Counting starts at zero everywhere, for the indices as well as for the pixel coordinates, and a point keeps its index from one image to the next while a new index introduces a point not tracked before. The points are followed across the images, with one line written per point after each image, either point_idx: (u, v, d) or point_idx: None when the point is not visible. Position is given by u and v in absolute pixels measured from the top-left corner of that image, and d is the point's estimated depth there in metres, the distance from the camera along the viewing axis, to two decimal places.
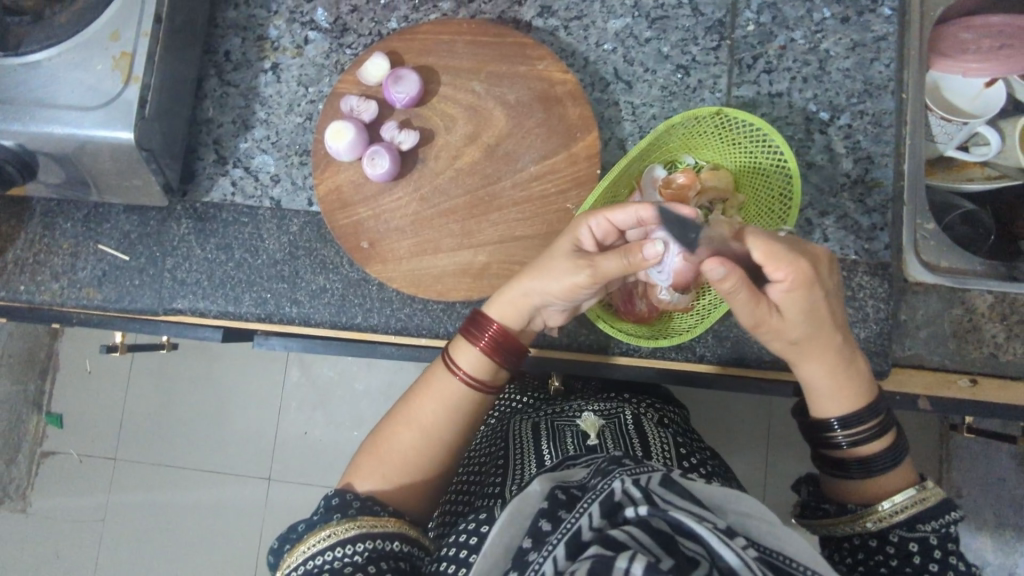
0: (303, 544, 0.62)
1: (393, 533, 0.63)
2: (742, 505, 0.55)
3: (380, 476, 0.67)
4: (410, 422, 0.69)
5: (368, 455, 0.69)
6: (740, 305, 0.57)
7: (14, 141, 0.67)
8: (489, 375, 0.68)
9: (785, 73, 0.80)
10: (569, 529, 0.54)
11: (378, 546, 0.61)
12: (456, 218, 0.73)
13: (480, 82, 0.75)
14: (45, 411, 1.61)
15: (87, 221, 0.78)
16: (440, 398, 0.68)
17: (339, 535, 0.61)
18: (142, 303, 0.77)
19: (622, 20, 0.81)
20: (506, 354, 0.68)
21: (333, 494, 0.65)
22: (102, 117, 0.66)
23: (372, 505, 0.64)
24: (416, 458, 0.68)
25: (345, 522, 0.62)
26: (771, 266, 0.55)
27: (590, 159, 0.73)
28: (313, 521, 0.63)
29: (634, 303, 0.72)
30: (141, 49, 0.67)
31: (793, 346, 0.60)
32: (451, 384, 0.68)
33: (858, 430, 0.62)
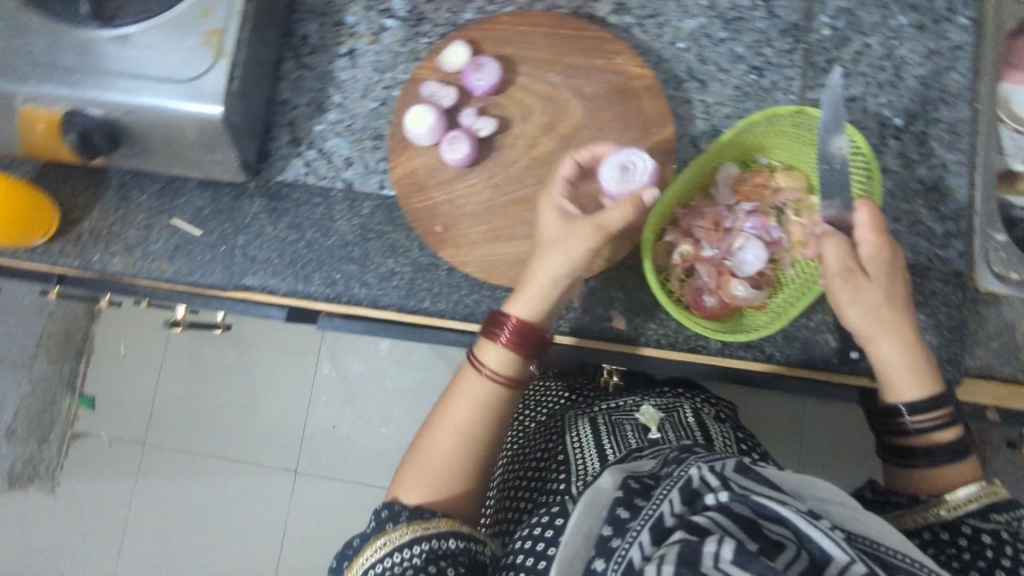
0: (362, 556, 0.62)
1: (446, 532, 0.62)
2: (819, 490, 0.53)
3: (422, 483, 0.67)
4: (446, 425, 0.69)
5: (410, 464, 0.69)
6: (835, 249, 0.64)
7: (104, 111, 0.69)
8: (516, 369, 0.69)
9: (859, 78, 0.80)
10: (649, 516, 0.53)
11: (434, 546, 0.61)
12: (529, 206, 0.73)
13: (557, 74, 0.75)
14: (78, 392, 1.60)
15: (161, 196, 0.79)
16: (470, 398, 0.69)
17: (392, 543, 0.61)
18: (212, 278, 0.77)
19: (697, 20, 0.82)
20: (528, 346, 0.68)
21: (383, 506, 0.66)
22: (193, 90, 0.67)
23: (422, 511, 0.64)
24: (454, 460, 0.68)
25: (398, 528, 0.62)
26: (871, 232, 0.63)
27: (666, 154, 0.73)
28: (368, 534, 0.64)
29: (704, 299, 0.73)
30: (231, 27, 0.68)
31: (878, 313, 0.64)
32: (479, 384, 0.69)
33: (926, 419, 0.63)
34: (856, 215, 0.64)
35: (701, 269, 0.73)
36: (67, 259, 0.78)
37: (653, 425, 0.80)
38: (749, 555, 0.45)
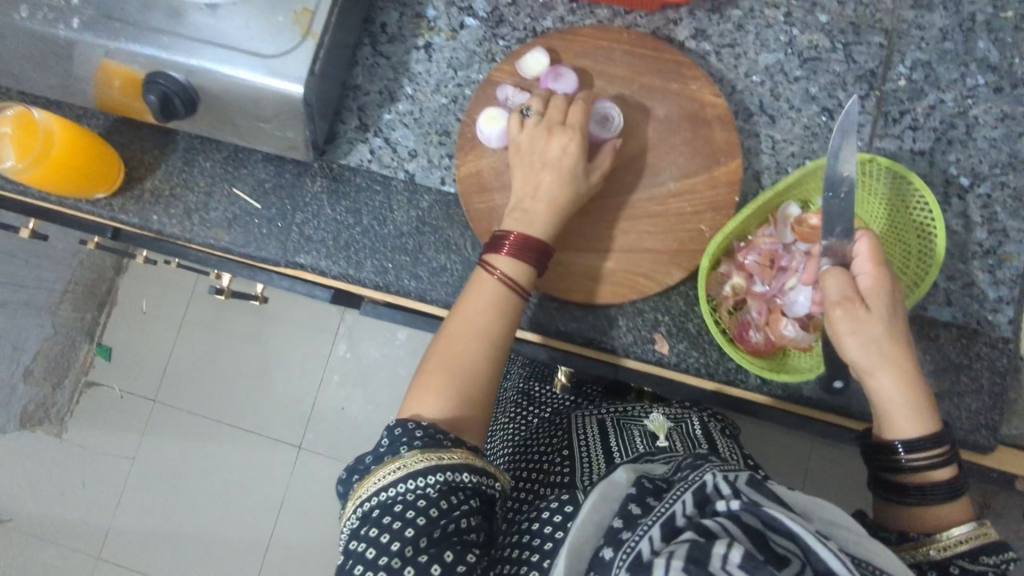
0: (373, 477, 0.59)
1: (461, 465, 0.59)
2: (826, 512, 0.52)
3: (434, 395, 0.64)
4: (454, 333, 0.66)
5: (422, 380, 0.66)
6: (835, 279, 0.63)
7: (185, 76, 0.69)
8: (525, 277, 0.68)
9: (930, 133, 0.80)
10: (661, 514, 0.52)
11: (450, 478, 0.59)
12: (589, 220, 0.74)
13: (632, 92, 0.75)
14: (95, 341, 1.62)
15: (226, 164, 0.80)
16: (482, 303, 0.67)
17: (408, 468, 0.58)
18: (266, 253, 0.78)
19: (774, 56, 0.82)
20: (533, 253, 0.68)
21: (395, 425, 0.62)
22: (276, 66, 0.67)
23: (440, 437, 0.61)
24: (465, 370, 0.65)
25: (414, 453, 0.59)
26: (871, 262, 0.63)
27: (730, 185, 0.73)
28: (381, 453, 0.61)
29: (749, 334, 0.72)
30: (322, 7, 0.68)
31: (878, 344, 0.62)
32: (490, 289, 0.67)
33: (923, 455, 0.61)
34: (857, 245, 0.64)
35: (750, 305, 0.73)
36: (126, 216, 0.79)
37: (661, 432, 0.81)
38: (758, 562, 0.45)
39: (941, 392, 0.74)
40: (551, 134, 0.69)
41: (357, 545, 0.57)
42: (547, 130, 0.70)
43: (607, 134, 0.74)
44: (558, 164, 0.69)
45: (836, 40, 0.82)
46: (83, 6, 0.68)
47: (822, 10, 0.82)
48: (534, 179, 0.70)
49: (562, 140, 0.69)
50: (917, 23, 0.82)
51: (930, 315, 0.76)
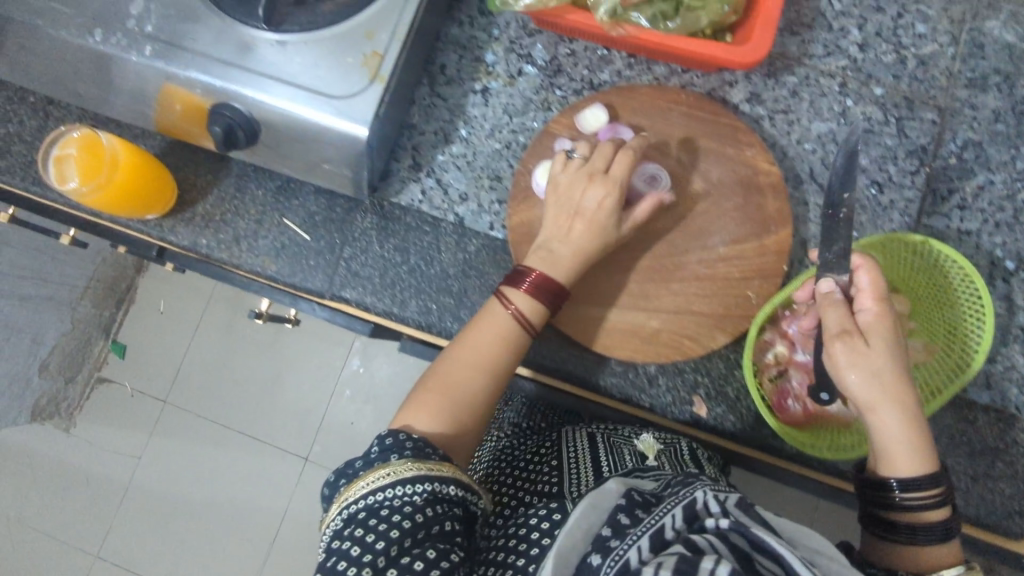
0: (361, 481, 0.60)
1: (450, 478, 0.60)
2: (813, 542, 0.54)
3: (428, 413, 0.65)
4: (461, 358, 0.67)
5: (420, 394, 0.67)
6: (834, 313, 0.65)
7: (248, 109, 0.69)
8: (537, 317, 0.69)
9: (978, 214, 0.81)
10: (651, 525, 0.55)
11: (436, 489, 0.59)
12: (637, 278, 0.74)
13: (687, 154, 0.76)
14: (110, 338, 1.61)
15: (278, 194, 0.80)
16: (492, 333, 0.67)
17: (397, 475, 0.59)
18: (312, 284, 0.78)
19: (827, 125, 0.82)
20: (549, 294, 0.68)
21: (387, 433, 0.63)
22: (342, 107, 0.68)
23: (429, 450, 0.61)
24: (462, 398, 0.66)
25: (404, 461, 0.60)
26: (872, 295, 0.64)
27: (780, 253, 0.74)
28: (371, 458, 0.61)
29: (788, 404, 0.74)
30: (392, 52, 0.69)
31: (878, 379, 0.62)
32: (501, 319, 0.68)
33: (916, 495, 0.61)
34: (859, 279, 0.66)
35: (793, 375, 0.74)
36: (176, 237, 0.80)
37: (652, 452, 0.79)
38: None
39: (976, 475, 0.74)
40: (591, 181, 0.70)
41: (340, 543, 0.57)
42: (588, 177, 0.70)
43: (657, 192, 0.74)
44: (591, 216, 0.70)
45: (890, 114, 0.83)
46: (154, 33, 0.69)
47: (878, 83, 0.83)
48: (565, 222, 0.70)
49: (598, 190, 0.69)
50: (971, 103, 0.83)
51: (969, 397, 0.76)
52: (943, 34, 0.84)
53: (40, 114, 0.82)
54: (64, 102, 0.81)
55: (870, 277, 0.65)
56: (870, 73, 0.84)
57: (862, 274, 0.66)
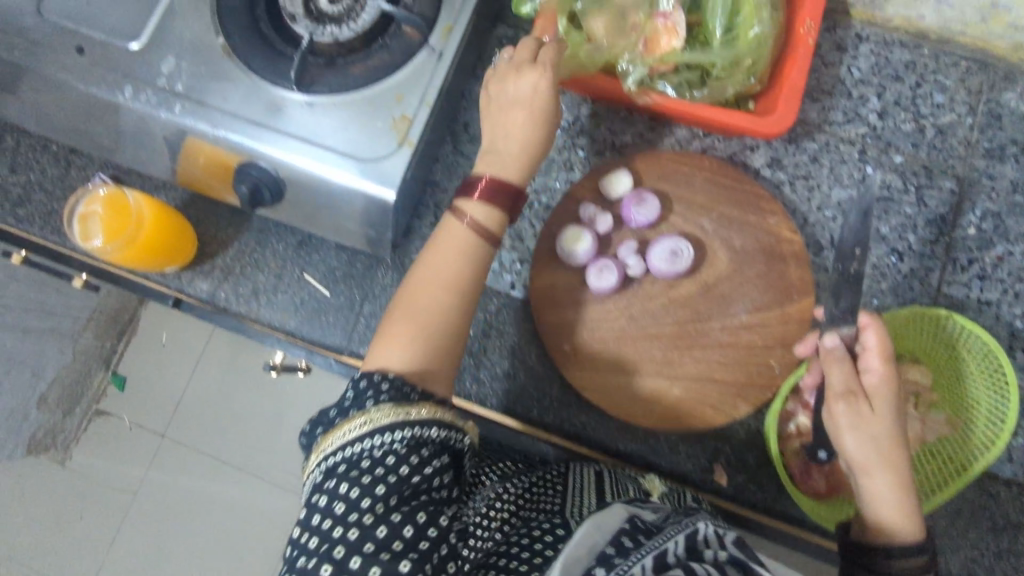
0: (336, 431, 0.55)
1: (430, 420, 0.55)
2: None
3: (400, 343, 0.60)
4: (422, 279, 0.63)
5: (387, 328, 0.62)
6: (839, 369, 0.63)
7: (274, 168, 0.69)
8: (495, 224, 0.65)
9: (997, 284, 0.81)
10: (654, 547, 0.52)
11: (416, 433, 0.54)
12: (660, 344, 0.74)
13: (711, 220, 0.76)
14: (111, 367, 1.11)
15: (298, 249, 0.80)
16: (450, 247, 0.64)
17: (374, 423, 0.54)
18: (331, 340, 0.78)
19: (847, 191, 0.83)
20: (502, 193, 0.65)
21: (360, 376, 0.58)
22: (371, 171, 0.68)
23: (406, 390, 0.57)
24: (434, 319, 0.62)
25: (381, 408, 0.55)
26: (880, 355, 0.63)
27: (802, 322, 0.73)
28: (346, 407, 0.56)
29: (811, 476, 0.73)
30: (421, 117, 0.69)
31: (874, 443, 0.61)
32: (458, 231, 0.64)
33: (901, 560, 0.59)
34: (865, 337, 0.64)
35: None
36: (195, 290, 0.79)
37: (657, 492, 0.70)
38: None
39: (999, 552, 0.74)
40: (519, 70, 0.66)
41: (321, 499, 0.52)
42: (514, 69, 0.67)
43: (681, 268, 0.73)
44: (528, 103, 0.66)
45: (909, 182, 0.83)
46: (185, 92, 0.69)
47: (897, 151, 0.84)
48: (503, 115, 0.67)
49: (529, 79, 0.66)
50: (989, 173, 0.84)
51: (992, 470, 0.76)
52: (961, 104, 0.85)
53: (62, 163, 0.81)
54: (86, 153, 0.81)
55: (878, 337, 0.63)
56: (889, 140, 0.85)
57: (870, 334, 0.64)
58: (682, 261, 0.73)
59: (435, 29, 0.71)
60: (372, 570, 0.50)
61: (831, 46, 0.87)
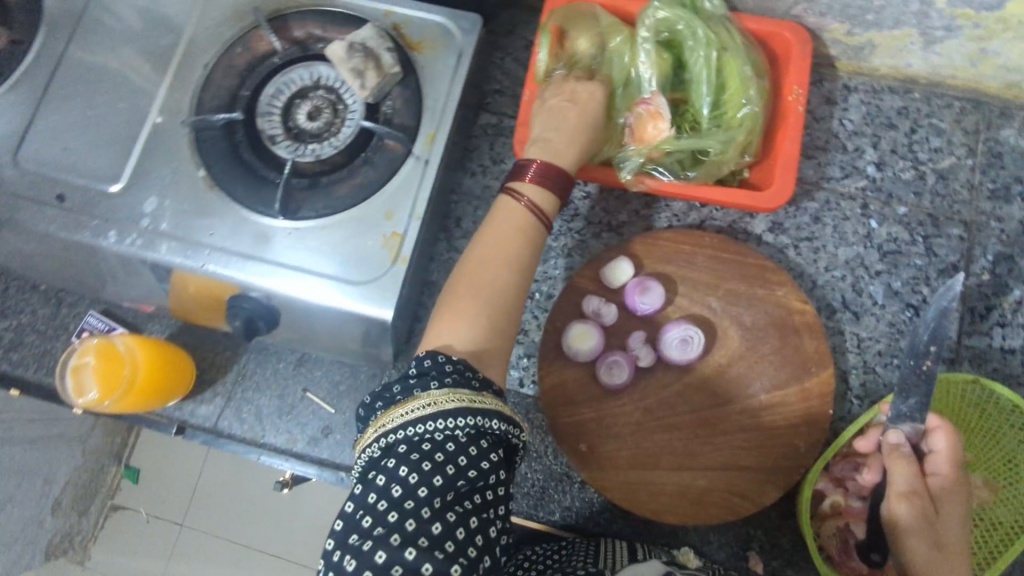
0: (398, 409, 0.51)
1: (493, 411, 0.52)
2: None
3: (464, 322, 0.56)
4: (483, 257, 0.59)
5: (449, 302, 0.58)
6: (906, 469, 0.64)
7: (266, 296, 0.67)
8: (549, 207, 0.62)
9: (1019, 330, 0.78)
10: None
11: (479, 423, 0.50)
12: (679, 434, 0.71)
13: (718, 299, 0.74)
14: (124, 460, 1.06)
15: (299, 366, 0.78)
16: (508, 228, 0.60)
17: (439, 406, 0.50)
18: (341, 458, 0.76)
19: (853, 249, 0.81)
20: (557, 180, 0.62)
21: (424, 356, 0.54)
22: (364, 291, 0.66)
23: (469, 375, 0.53)
24: (502, 298, 0.58)
25: (446, 391, 0.51)
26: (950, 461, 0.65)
27: (824, 397, 0.71)
28: (409, 384, 0.52)
29: (852, 556, 0.69)
30: (411, 231, 0.68)
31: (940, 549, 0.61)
32: (515, 214, 0.60)
33: None
34: (934, 440, 0.66)
35: (855, 526, 0.69)
36: (198, 419, 0.77)
37: (691, 561, 0.68)
38: None
39: None
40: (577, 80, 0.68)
41: (378, 477, 0.49)
42: (573, 79, 0.69)
43: (692, 355, 0.71)
44: (584, 105, 0.67)
45: (915, 233, 0.82)
46: (170, 230, 0.68)
47: (899, 202, 0.83)
48: (556, 112, 0.66)
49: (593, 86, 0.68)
50: (996, 215, 0.82)
51: None
52: (959, 146, 0.84)
53: (52, 302, 0.80)
54: (74, 290, 0.79)
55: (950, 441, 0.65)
56: (890, 191, 0.83)
57: (939, 437, 0.65)
58: (693, 344, 0.71)
59: (418, 138, 0.71)
60: (426, 566, 0.46)
61: (820, 100, 0.86)
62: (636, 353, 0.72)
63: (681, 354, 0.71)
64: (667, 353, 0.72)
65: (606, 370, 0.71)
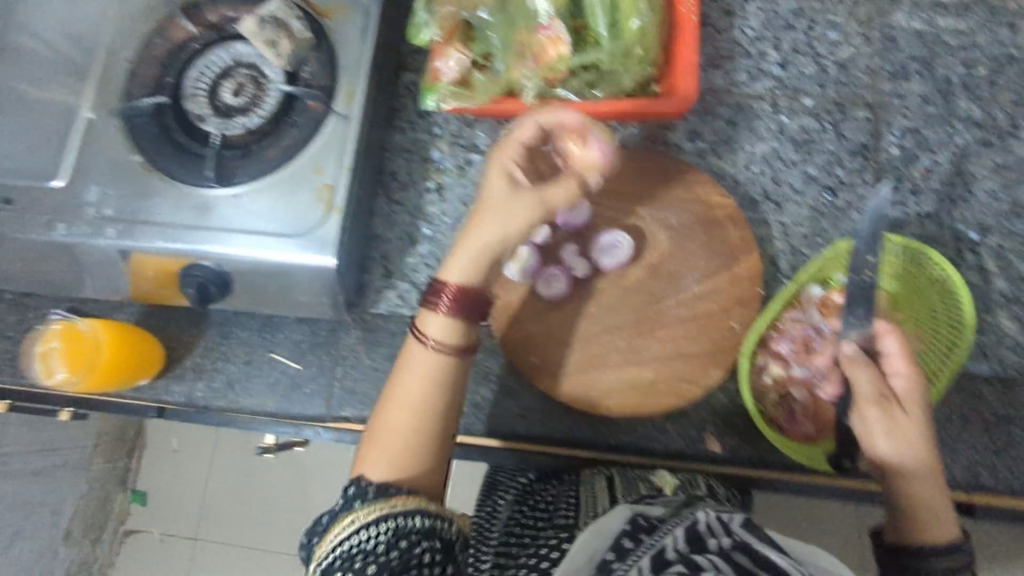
0: (329, 534, 0.59)
1: (413, 509, 0.59)
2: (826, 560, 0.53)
3: (386, 459, 0.63)
4: (396, 401, 0.65)
5: (374, 440, 0.65)
6: (865, 375, 0.65)
7: (216, 263, 0.71)
8: (454, 336, 0.66)
9: (933, 194, 0.83)
10: (653, 544, 0.52)
11: (396, 524, 0.58)
12: (621, 335, 0.75)
13: (644, 206, 0.78)
14: (129, 486, 1.27)
15: (262, 331, 0.82)
16: (415, 371, 0.66)
17: (359, 520, 0.58)
18: (311, 411, 0.80)
19: (768, 144, 0.86)
20: (462, 305, 0.66)
21: (350, 483, 0.62)
22: (301, 243, 0.70)
23: (389, 488, 0.61)
24: (423, 428, 0.65)
25: (367, 505, 0.59)
26: (906, 358, 0.66)
27: (753, 279, 0.76)
28: (336, 510, 0.61)
29: (797, 421, 0.75)
30: (341, 181, 0.72)
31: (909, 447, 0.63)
32: (421, 354, 0.66)
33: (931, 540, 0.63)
34: (885, 343, 0.67)
35: (795, 392, 0.75)
36: (172, 395, 0.81)
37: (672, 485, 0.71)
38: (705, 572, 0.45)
39: (995, 447, 0.75)
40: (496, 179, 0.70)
41: None
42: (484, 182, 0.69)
43: (622, 260, 0.76)
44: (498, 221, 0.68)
45: (825, 121, 0.86)
46: (115, 214, 0.72)
47: (806, 95, 0.87)
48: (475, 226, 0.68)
49: (502, 182, 0.69)
50: (897, 93, 0.86)
51: (968, 371, 0.78)
52: (856, 35, 0.89)
53: (17, 308, 0.83)
54: (37, 293, 0.83)
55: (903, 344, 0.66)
56: (796, 87, 0.87)
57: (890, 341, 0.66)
58: (622, 248, 0.76)
59: (337, 96, 0.75)
60: None
61: (719, 12, 0.90)
62: (571, 265, 0.76)
63: (612, 262, 0.76)
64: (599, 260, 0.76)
65: (546, 279, 0.76)
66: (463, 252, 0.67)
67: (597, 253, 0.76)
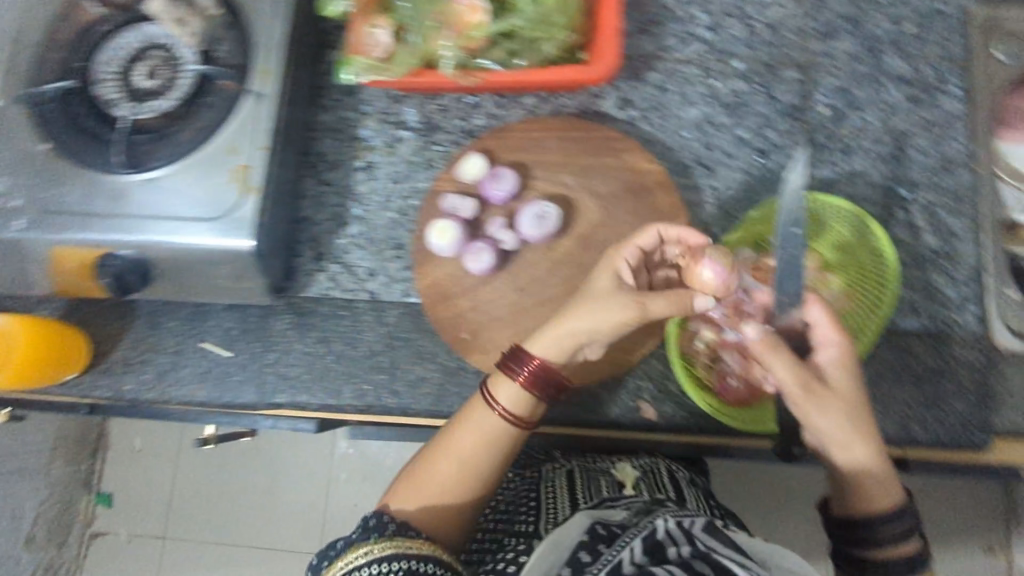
0: (342, 559, 0.62)
1: (429, 555, 0.62)
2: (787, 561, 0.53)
3: (420, 503, 0.67)
4: (449, 453, 0.68)
5: (414, 481, 0.68)
6: (784, 358, 0.63)
7: (136, 251, 0.70)
8: (526, 410, 0.69)
9: (863, 153, 0.83)
10: (610, 560, 0.52)
11: (412, 566, 0.61)
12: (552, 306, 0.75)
13: (573, 175, 0.78)
14: (95, 489, 1.29)
15: (191, 320, 0.80)
16: (477, 431, 0.68)
17: (377, 553, 0.61)
18: (244, 399, 0.78)
19: (699, 109, 0.85)
20: (541, 387, 0.68)
21: (372, 515, 0.66)
22: (217, 227, 0.68)
23: (408, 528, 0.64)
24: (473, 481, 0.68)
25: (384, 540, 0.62)
26: (834, 329, 0.65)
27: None
28: (353, 538, 0.63)
29: (728, 384, 0.74)
30: (258, 162, 0.70)
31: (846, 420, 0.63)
32: (489, 417, 0.68)
33: (875, 509, 0.63)
34: (810, 314, 0.65)
35: (726, 357, 0.75)
36: (100, 390, 0.79)
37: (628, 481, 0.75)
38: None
39: (927, 401, 0.76)
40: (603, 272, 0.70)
41: None
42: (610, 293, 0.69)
43: (550, 230, 0.75)
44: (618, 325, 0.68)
45: (755, 83, 0.85)
46: (28, 204, 0.70)
47: (736, 57, 0.86)
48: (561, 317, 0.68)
49: (608, 278, 0.71)
50: (827, 51, 0.86)
51: (899, 327, 0.78)
52: None
53: None
54: None
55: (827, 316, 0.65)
56: (725, 49, 0.86)
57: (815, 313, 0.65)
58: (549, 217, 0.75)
59: (250, 75, 0.72)
60: None
61: None
62: (500, 237, 0.76)
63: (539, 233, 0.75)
64: (524, 232, 0.75)
65: (474, 251, 0.76)
66: (555, 332, 0.68)
67: (525, 224, 0.76)
